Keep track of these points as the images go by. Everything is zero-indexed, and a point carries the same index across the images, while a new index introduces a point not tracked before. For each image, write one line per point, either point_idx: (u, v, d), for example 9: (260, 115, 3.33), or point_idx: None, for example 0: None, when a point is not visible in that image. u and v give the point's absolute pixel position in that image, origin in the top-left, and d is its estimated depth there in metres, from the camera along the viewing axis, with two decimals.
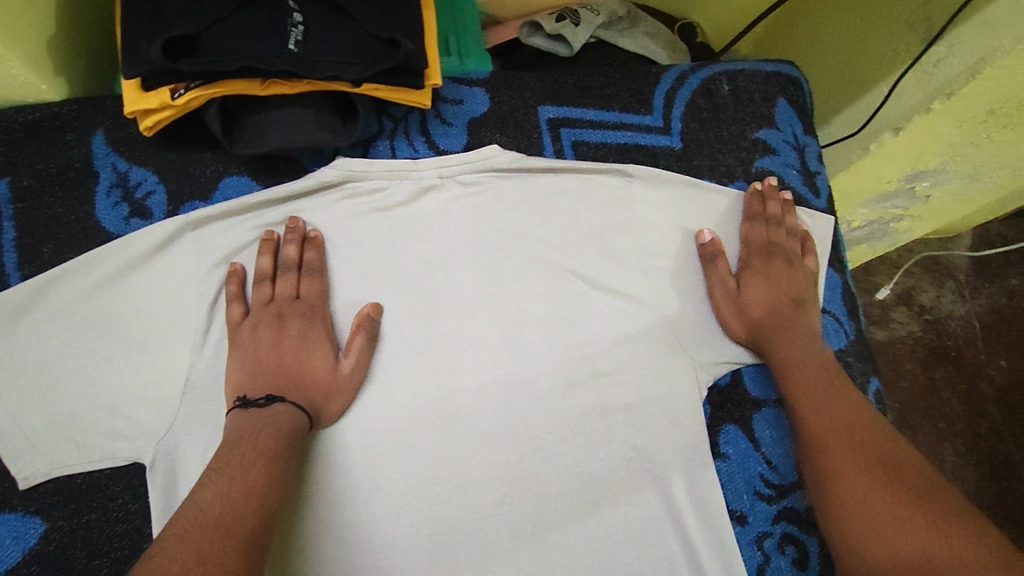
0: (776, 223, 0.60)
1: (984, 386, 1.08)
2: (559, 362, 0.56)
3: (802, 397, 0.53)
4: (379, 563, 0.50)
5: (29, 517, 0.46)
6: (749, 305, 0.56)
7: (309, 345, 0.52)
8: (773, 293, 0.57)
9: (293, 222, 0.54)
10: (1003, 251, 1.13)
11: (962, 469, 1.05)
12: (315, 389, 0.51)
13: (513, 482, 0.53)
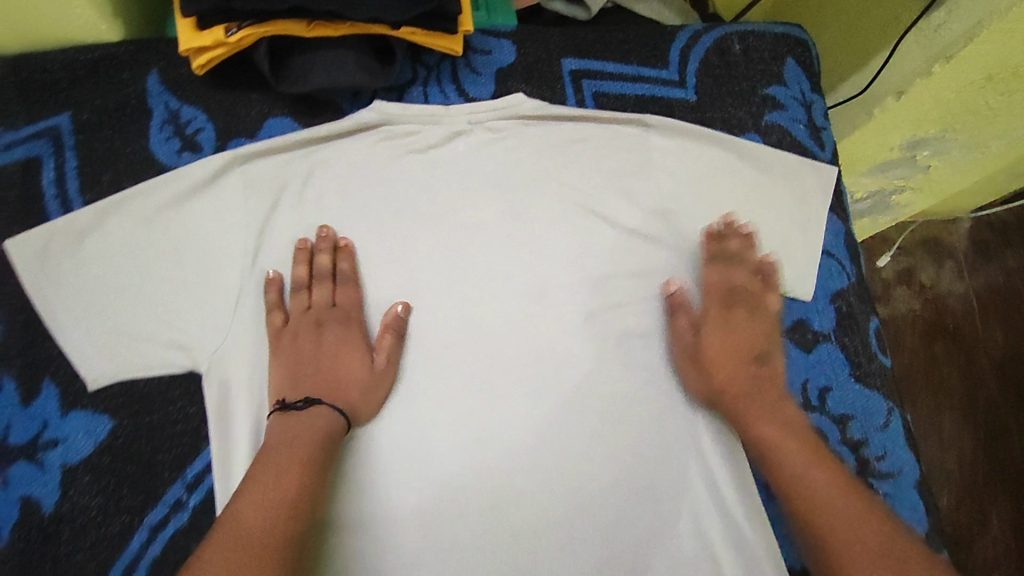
0: (735, 265, 0.61)
1: (982, 361, 1.12)
2: (581, 293, 0.59)
3: (781, 467, 0.53)
4: (418, 468, 0.55)
5: (98, 415, 0.50)
6: (714, 368, 0.58)
7: (344, 349, 0.55)
8: (735, 350, 0.59)
9: (324, 231, 0.56)
10: (1000, 233, 1.18)
11: (960, 438, 1.09)
12: (349, 396, 0.54)
13: (541, 398, 0.57)
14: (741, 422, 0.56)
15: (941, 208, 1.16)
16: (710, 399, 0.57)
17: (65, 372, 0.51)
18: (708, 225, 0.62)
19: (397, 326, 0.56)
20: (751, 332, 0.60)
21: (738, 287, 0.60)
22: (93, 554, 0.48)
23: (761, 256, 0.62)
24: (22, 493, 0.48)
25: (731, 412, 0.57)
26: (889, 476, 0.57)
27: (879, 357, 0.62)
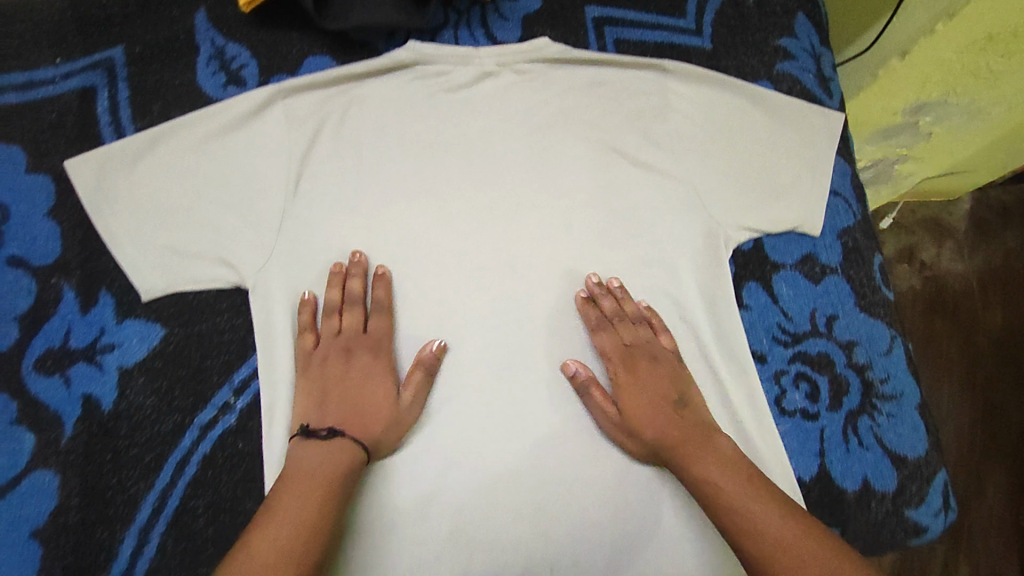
0: (619, 321, 0.58)
1: (980, 338, 1.17)
2: (603, 226, 0.62)
3: (728, 511, 0.49)
4: (449, 383, 0.56)
5: (151, 323, 0.54)
6: (637, 432, 0.55)
7: (371, 378, 0.54)
8: (649, 405, 0.56)
9: (357, 256, 0.56)
10: (1002, 214, 1.22)
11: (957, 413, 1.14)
12: (374, 428, 0.53)
13: (562, 318, 0.59)
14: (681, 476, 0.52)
15: (952, 183, 1.18)
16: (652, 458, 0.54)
17: (120, 284, 0.54)
18: (578, 290, 0.60)
19: (424, 363, 0.55)
20: (659, 381, 0.57)
21: (631, 342, 0.58)
22: (149, 449, 0.51)
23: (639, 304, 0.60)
24: (83, 391, 0.51)
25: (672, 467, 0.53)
26: (892, 397, 0.61)
27: (883, 289, 0.65)
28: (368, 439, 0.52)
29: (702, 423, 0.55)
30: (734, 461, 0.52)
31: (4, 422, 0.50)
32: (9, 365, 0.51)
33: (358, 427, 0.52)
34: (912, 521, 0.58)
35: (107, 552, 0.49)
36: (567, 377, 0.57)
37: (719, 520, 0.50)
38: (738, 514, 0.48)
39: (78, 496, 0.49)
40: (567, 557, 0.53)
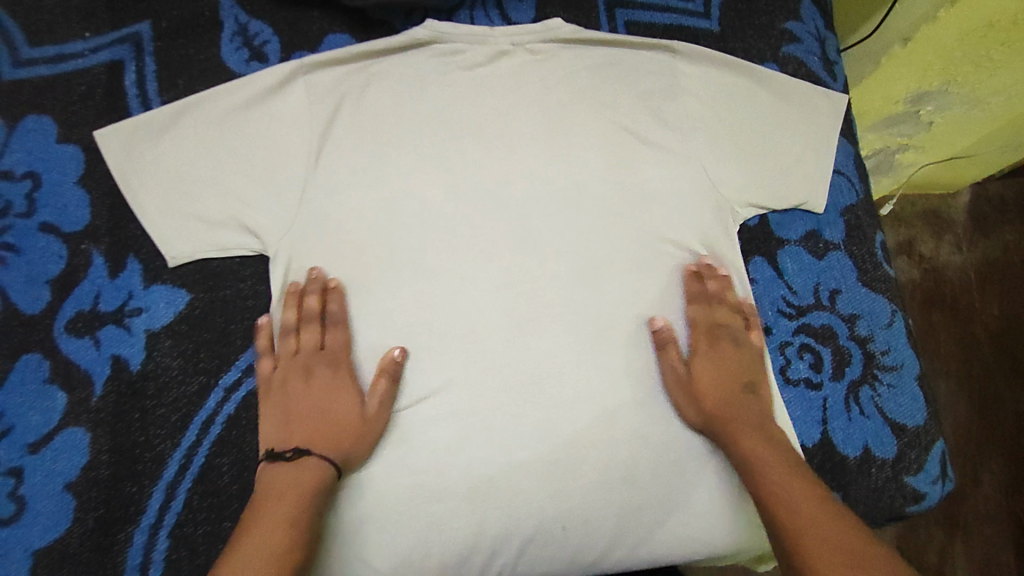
0: (717, 302, 0.62)
1: (977, 330, 1.20)
2: (615, 200, 0.63)
3: (767, 486, 0.52)
4: (467, 349, 0.56)
5: (177, 289, 0.55)
6: (702, 395, 0.58)
7: (331, 393, 0.54)
8: (718, 377, 0.59)
9: (314, 272, 0.56)
10: (1000, 206, 1.25)
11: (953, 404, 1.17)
12: (337, 442, 0.52)
13: (579, 289, 0.60)
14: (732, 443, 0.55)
15: (953, 175, 1.20)
16: (705, 422, 0.57)
17: (148, 251, 0.56)
18: (686, 263, 0.63)
19: (390, 372, 0.54)
20: (736, 364, 0.60)
21: (722, 323, 0.61)
22: (175, 408, 0.52)
23: (740, 298, 0.63)
24: (113, 352, 0.53)
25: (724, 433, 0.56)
26: (892, 368, 0.63)
27: (885, 265, 0.67)
28: (335, 455, 0.52)
29: (762, 411, 0.58)
30: (782, 447, 0.55)
31: (36, 380, 0.51)
32: (42, 326, 0.53)
33: (324, 445, 0.52)
34: (910, 487, 0.60)
35: (135, 506, 0.50)
36: (649, 330, 0.60)
37: (755, 490, 0.53)
38: (775, 488, 0.51)
39: (108, 452, 0.51)
40: (578, 517, 0.55)
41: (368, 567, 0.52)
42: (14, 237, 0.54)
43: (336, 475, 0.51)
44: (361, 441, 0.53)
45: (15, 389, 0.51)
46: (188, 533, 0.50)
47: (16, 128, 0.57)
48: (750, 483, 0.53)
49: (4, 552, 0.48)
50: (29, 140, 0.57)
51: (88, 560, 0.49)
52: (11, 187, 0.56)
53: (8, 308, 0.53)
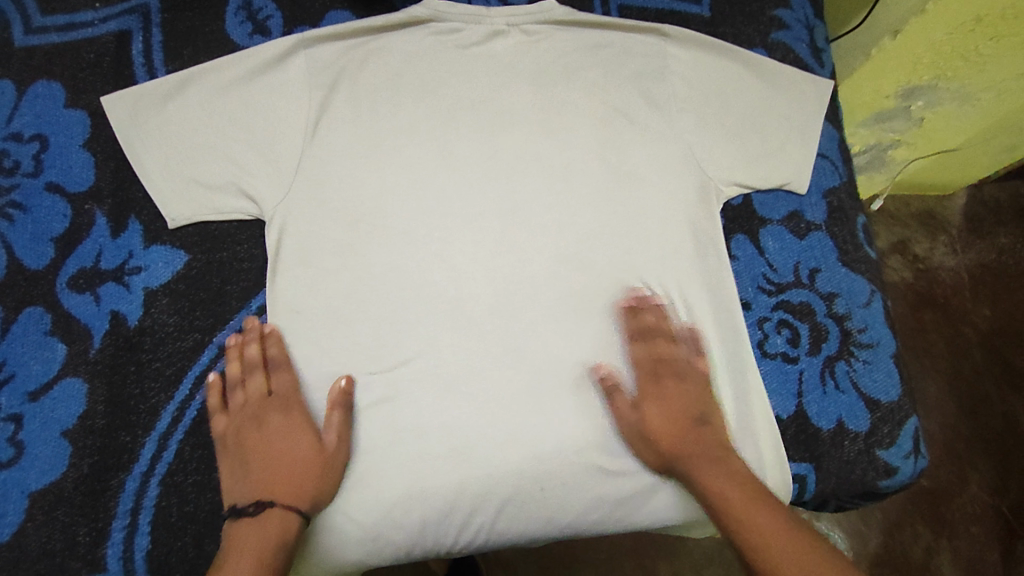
0: (658, 337, 0.60)
1: (968, 331, 1.24)
2: (602, 177, 0.65)
3: (733, 517, 0.53)
4: (452, 315, 0.59)
5: (175, 250, 0.57)
6: (655, 432, 0.57)
7: (287, 437, 0.52)
8: (671, 412, 0.58)
9: (249, 321, 0.55)
10: (993, 212, 1.32)
11: (942, 404, 1.20)
12: (297, 484, 0.51)
13: (562, 261, 0.62)
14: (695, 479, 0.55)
15: (946, 167, 1.23)
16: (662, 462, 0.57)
17: (149, 213, 0.58)
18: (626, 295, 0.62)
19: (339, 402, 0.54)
20: (684, 396, 0.59)
21: (662, 358, 0.60)
22: (170, 363, 0.54)
23: (682, 325, 0.62)
24: (112, 308, 0.55)
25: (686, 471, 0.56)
26: (869, 346, 0.64)
27: (866, 247, 0.69)
28: (300, 499, 0.50)
29: (721, 437, 0.58)
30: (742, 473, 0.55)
31: (38, 332, 0.53)
32: (45, 281, 0.55)
33: (286, 492, 0.50)
34: (883, 461, 0.62)
35: (129, 454, 0.51)
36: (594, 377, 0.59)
37: (724, 526, 0.53)
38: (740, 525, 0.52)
39: (104, 402, 0.52)
40: (556, 480, 0.56)
41: (348, 520, 0.53)
42: (21, 196, 0.56)
43: (303, 519, 0.50)
44: (320, 479, 0.52)
45: (17, 340, 0.53)
46: (179, 482, 0.51)
47: (26, 94, 0.59)
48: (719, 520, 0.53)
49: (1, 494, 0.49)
50: (39, 104, 0.59)
51: (81, 504, 0.50)
52: (20, 148, 0.58)
53: (14, 262, 0.55)
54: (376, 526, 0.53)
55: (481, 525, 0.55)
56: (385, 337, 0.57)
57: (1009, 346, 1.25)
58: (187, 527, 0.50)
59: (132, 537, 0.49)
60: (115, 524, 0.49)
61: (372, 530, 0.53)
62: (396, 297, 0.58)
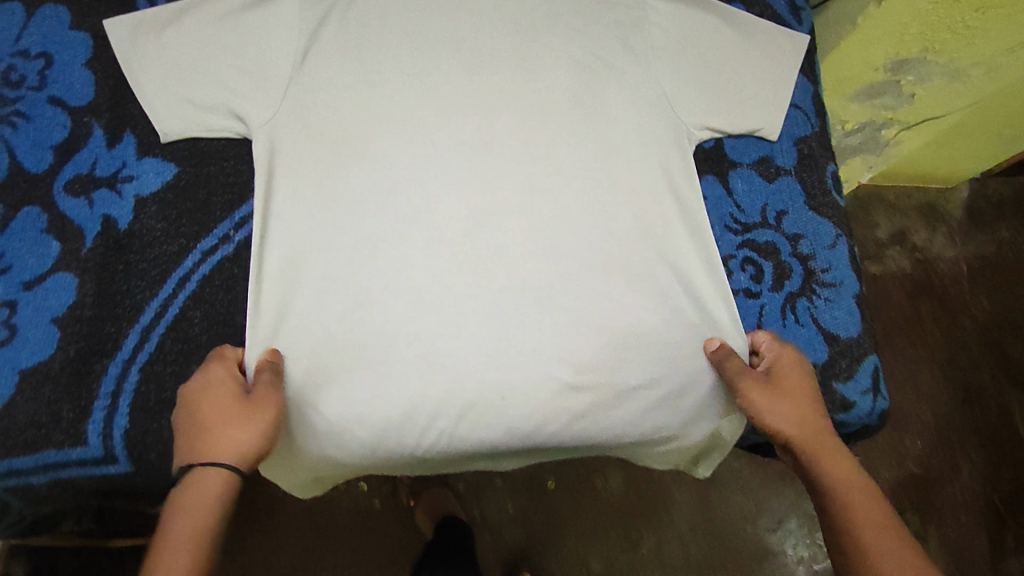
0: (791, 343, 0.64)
1: (953, 314, 1.53)
2: (579, 117, 0.67)
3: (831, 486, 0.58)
4: (427, 236, 0.61)
5: (166, 162, 0.61)
6: (784, 400, 0.60)
7: (225, 401, 0.53)
8: (804, 391, 0.60)
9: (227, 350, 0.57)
10: (971, 217, 1.61)
11: (936, 378, 1.48)
12: (227, 440, 0.51)
13: (533, 192, 0.65)
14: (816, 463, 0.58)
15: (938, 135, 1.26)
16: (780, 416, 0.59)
17: (143, 127, 0.61)
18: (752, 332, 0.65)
19: (274, 371, 0.55)
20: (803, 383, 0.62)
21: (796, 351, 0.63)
22: (156, 264, 0.57)
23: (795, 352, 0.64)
24: (104, 212, 0.58)
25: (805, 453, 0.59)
26: (831, 285, 0.66)
27: (835, 194, 0.71)
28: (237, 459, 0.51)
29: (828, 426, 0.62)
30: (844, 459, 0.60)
31: (35, 229, 0.57)
32: (43, 184, 0.58)
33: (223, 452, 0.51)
34: (839, 394, 0.64)
35: (113, 342, 0.55)
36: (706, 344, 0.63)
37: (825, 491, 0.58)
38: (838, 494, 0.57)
39: (93, 295, 0.56)
40: (517, 389, 0.59)
41: (322, 410, 0.57)
42: (25, 107, 0.60)
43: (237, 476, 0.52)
44: (249, 430, 0.52)
45: (15, 236, 0.56)
46: (158, 370, 0.55)
47: (34, 14, 0.63)
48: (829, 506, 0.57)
49: None
50: (46, 25, 0.63)
51: (67, 384, 0.53)
52: (27, 64, 0.61)
53: (15, 165, 0.58)
54: (343, 419, 0.57)
55: (443, 431, 0.58)
56: (360, 252, 0.60)
57: (988, 329, 1.54)
58: (165, 411, 0.54)
59: (112, 416, 0.53)
60: (96, 403, 0.53)
61: (338, 423, 0.57)
62: (372, 215, 0.61)
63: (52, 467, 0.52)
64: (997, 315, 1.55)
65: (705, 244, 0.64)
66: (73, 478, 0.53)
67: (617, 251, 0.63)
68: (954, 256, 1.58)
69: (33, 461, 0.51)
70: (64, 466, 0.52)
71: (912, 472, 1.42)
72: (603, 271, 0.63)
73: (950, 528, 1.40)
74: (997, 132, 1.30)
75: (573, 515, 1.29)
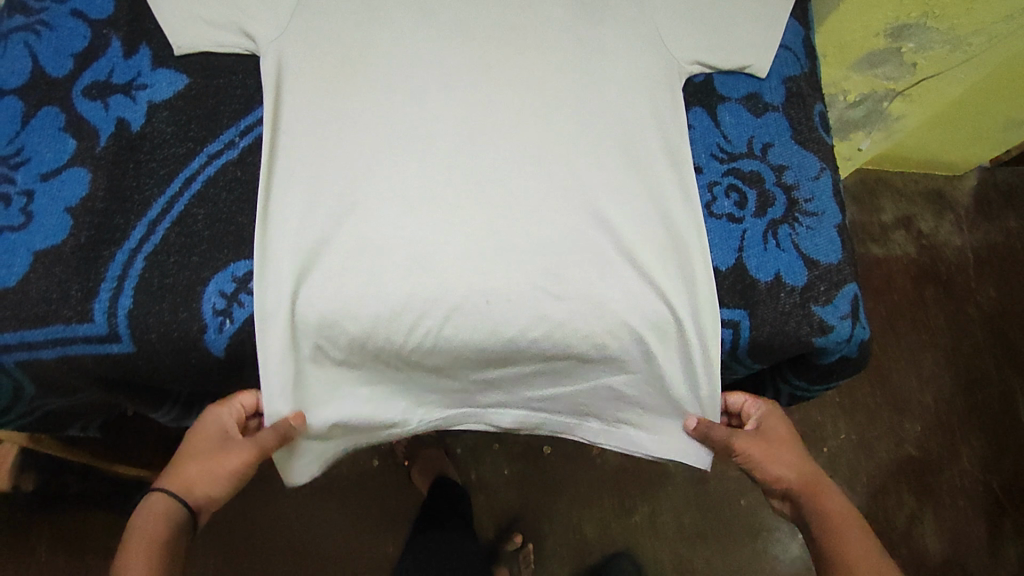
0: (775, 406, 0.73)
1: (956, 302, 1.53)
2: (573, 48, 0.69)
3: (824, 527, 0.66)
4: (419, 151, 0.64)
5: (178, 73, 0.64)
6: (776, 451, 0.69)
7: (207, 442, 0.63)
8: (791, 441, 0.71)
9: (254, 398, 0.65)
10: (978, 204, 1.61)
11: (938, 365, 1.47)
12: (186, 473, 0.62)
13: (524, 116, 0.67)
14: (815, 502, 0.67)
15: (940, 108, 1.26)
16: (771, 465, 0.69)
17: (158, 41, 0.65)
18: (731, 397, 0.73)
19: (280, 435, 0.61)
20: (789, 439, 0.70)
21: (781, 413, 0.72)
22: (165, 164, 0.61)
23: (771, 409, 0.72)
24: (118, 115, 0.62)
25: (806, 496, 0.68)
26: (813, 214, 0.68)
27: (822, 133, 0.73)
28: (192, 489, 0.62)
29: (822, 480, 0.69)
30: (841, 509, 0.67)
31: (53, 127, 0.60)
32: (62, 87, 0.62)
33: (185, 481, 0.62)
34: (818, 318, 0.65)
35: (121, 232, 0.58)
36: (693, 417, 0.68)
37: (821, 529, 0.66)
38: (834, 532, 0.65)
39: (104, 190, 0.59)
40: (502, 295, 0.61)
41: (310, 309, 0.60)
42: (48, 17, 0.64)
43: (183, 505, 0.61)
44: (206, 466, 0.62)
45: (35, 132, 0.60)
46: (162, 260, 0.58)
47: None
48: (823, 531, 0.65)
49: (10, 250, 0.56)
50: None
51: (77, 267, 0.57)
52: None
53: (38, 69, 0.62)
54: (334, 312, 0.60)
55: (429, 330, 0.61)
56: (353, 166, 0.62)
57: (991, 317, 1.53)
58: (166, 296, 0.57)
59: (117, 297, 0.56)
60: (103, 286, 0.57)
61: (329, 316, 0.60)
62: (366, 132, 0.64)
63: (61, 342, 0.56)
64: (1002, 302, 1.55)
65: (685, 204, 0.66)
66: (79, 355, 0.57)
67: (600, 173, 0.66)
68: (960, 244, 1.57)
69: (43, 335, 0.55)
70: (72, 341, 0.56)
71: (910, 454, 1.41)
72: (587, 194, 0.65)
73: (947, 512, 1.39)
74: (1001, 106, 1.30)
75: (567, 480, 1.30)
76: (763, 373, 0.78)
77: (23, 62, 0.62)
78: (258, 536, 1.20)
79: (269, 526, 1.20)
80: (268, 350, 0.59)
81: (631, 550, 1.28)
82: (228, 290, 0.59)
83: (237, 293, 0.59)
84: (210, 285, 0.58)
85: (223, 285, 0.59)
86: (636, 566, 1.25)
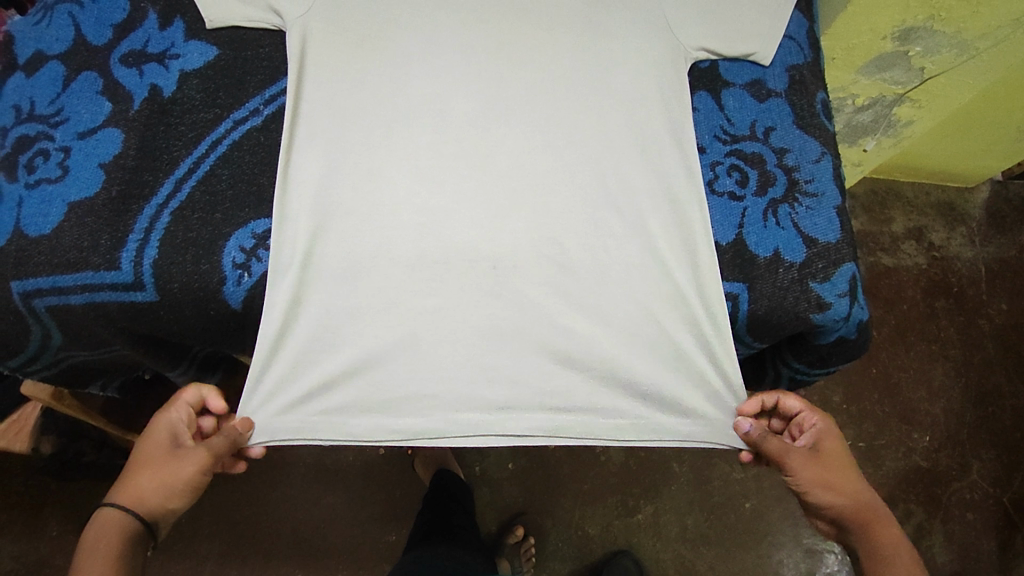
0: (827, 422, 0.69)
1: (966, 315, 1.52)
2: (583, 31, 0.73)
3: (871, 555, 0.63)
4: (433, 123, 0.68)
5: (208, 44, 0.68)
6: (824, 471, 0.66)
7: (160, 450, 0.63)
8: (849, 467, 0.67)
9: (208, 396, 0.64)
10: (990, 217, 1.61)
11: (947, 375, 1.47)
12: (138, 483, 0.61)
13: (534, 94, 0.70)
14: (867, 530, 0.64)
15: (947, 113, 1.27)
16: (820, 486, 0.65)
17: (193, 16, 0.69)
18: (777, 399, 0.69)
19: (232, 441, 0.61)
20: (839, 461, 0.67)
21: (832, 432, 0.68)
22: (193, 128, 0.65)
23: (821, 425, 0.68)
24: (151, 81, 0.66)
25: (859, 524, 0.65)
26: (812, 195, 0.70)
27: (825, 120, 0.75)
28: (145, 496, 0.61)
29: (875, 505, 0.66)
30: (895, 537, 0.64)
31: (92, 91, 0.65)
32: (102, 55, 0.66)
33: (136, 490, 0.61)
34: (815, 294, 0.66)
35: (149, 188, 0.62)
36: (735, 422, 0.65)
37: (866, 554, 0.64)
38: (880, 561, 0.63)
39: (135, 148, 0.63)
40: (508, 260, 0.65)
41: (325, 266, 0.63)
42: None
43: (136, 514, 0.61)
44: (158, 473, 0.61)
45: (75, 94, 0.64)
46: (187, 215, 0.61)
47: None
48: (869, 559, 0.63)
49: (46, 201, 0.60)
50: None
51: (106, 218, 0.60)
52: None
53: (80, 38, 0.67)
54: (346, 272, 0.63)
55: (438, 291, 0.64)
56: (369, 138, 0.66)
57: (1004, 330, 1.52)
58: (189, 248, 0.60)
59: (143, 247, 0.60)
60: (131, 236, 0.60)
61: (342, 276, 0.63)
62: (382, 106, 0.67)
63: (90, 288, 0.59)
64: (1015, 316, 1.54)
65: (684, 180, 0.68)
66: (105, 301, 0.60)
67: (606, 148, 0.69)
68: (972, 256, 1.57)
69: (73, 280, 0.59)
70: (99, 288, 0.59)
71: (918, 464, 1.40)
72: (592, 167, 0.68)
73: (955, 525, 1.37)
74: (1010, 113, 1.30)
75: (570, 477, 1.31)
76: (765, 355, 0.79)
77: (67, 31, 0.67)
78: (265, 519, 1.22)
79: (275, 509, 1.22)
80: (276, 306, 0.61)
81: (632, 550, 1.28)
82: (248, 245, 0.62)
83: (255, 248, 0.62)
84: (231, 240, 0.62)
85: (243, 241, 0.62)
86: (638, 565, 1.24)
